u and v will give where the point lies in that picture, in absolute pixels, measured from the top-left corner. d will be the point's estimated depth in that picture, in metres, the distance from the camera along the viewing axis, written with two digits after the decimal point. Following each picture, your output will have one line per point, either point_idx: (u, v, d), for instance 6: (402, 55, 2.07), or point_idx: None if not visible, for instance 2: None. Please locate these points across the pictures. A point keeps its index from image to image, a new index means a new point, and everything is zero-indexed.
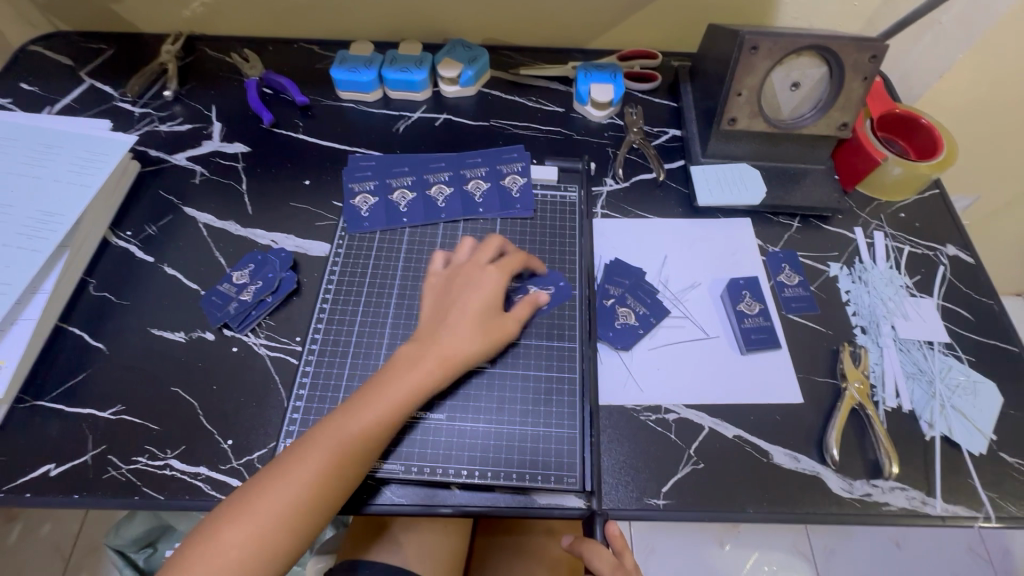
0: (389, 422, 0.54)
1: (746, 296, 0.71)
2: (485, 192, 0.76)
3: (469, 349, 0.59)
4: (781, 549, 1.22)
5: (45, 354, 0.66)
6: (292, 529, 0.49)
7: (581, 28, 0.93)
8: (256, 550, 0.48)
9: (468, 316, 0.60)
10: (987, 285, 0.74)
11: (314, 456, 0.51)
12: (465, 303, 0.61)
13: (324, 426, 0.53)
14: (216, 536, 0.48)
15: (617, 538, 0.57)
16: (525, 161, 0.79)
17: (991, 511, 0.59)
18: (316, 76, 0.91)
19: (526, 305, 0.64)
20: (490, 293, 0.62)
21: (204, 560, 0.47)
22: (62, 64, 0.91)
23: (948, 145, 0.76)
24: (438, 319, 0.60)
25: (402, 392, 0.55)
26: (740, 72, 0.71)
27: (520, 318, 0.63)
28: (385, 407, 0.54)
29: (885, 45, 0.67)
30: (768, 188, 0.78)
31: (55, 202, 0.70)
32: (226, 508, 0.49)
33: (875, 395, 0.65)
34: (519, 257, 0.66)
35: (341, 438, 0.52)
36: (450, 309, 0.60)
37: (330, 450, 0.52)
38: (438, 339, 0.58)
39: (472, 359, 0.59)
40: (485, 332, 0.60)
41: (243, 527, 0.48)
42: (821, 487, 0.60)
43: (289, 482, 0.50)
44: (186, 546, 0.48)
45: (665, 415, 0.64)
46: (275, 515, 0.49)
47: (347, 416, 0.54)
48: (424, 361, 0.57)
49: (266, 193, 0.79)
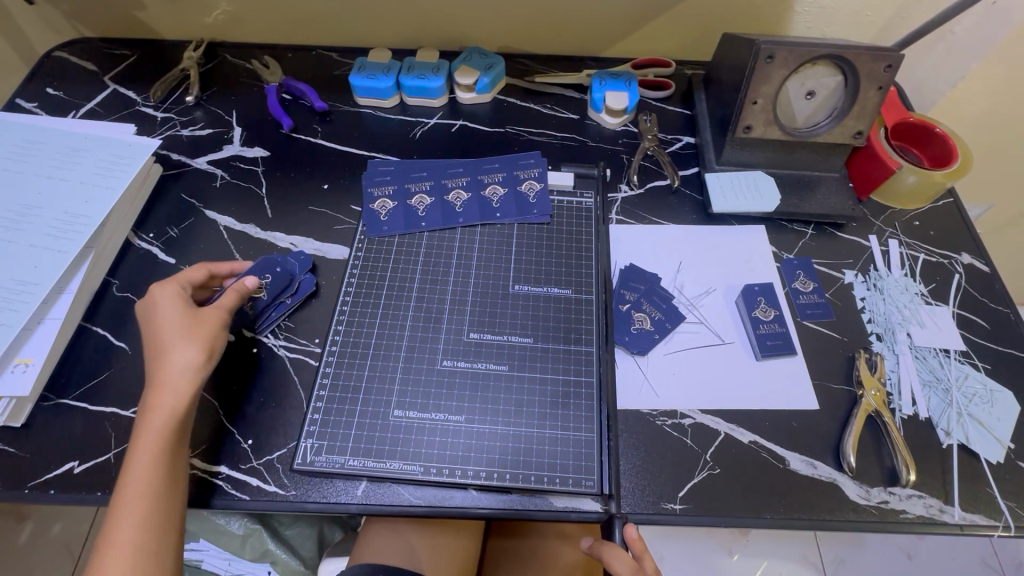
0: (165, 457, 0.53)
1: (761, 303, 0.71)
2: (502, 198, 0.77)
3: (188, 360, 0.57)
4: (792, 559, 1.22)
5: (69, 353, 0.67)
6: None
7: (596, 37, 0.94)
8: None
9: (162, 337, 0.59)
10: (1003, 293, 0.74)
11: (131, 480, 0.52)
12: (161, 327, 0.59)
13: (122, 483, 0.52)
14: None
15: (636, 542, 0.56)
16: (541, 167, 0.80)
17: (1010, 520, 0.59)
18: (335, 82, 0.92)
19: (232, 292, 0.64)
20: (178, 306, 0.61)
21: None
22: (86, 69, 0.93)
23: (963, 154, 0.76)
24: (158, 348, 0.58)
25: (154, 427, 0.54)
26: (756, 80, 0.72)
27: (225, 305, 0.63)
28: (155, 443, 0.54)
29: (900, 55, 0.68)
30: (782, 195, 0.79)
31: (81, 204, 0.71)
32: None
33: (891, 402, 0.65)
34: (207, 271, 0.66)
35: (144, 488, 0.51)
36: (170, 336, 0.59)
37: (143, 500, 0.51)
38: (158, 365, 0.57)
39: (199, 372, 0.58)
40: (197, 339, 0.59)
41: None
42: (838, 493, 0.60)
43: (115, 549, 0.49)
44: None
45: (681, 420, 0.64)
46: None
47: (131, 476, 0.52)
48: (157, 393, 0.56)
49: (286, 197, 0.80)
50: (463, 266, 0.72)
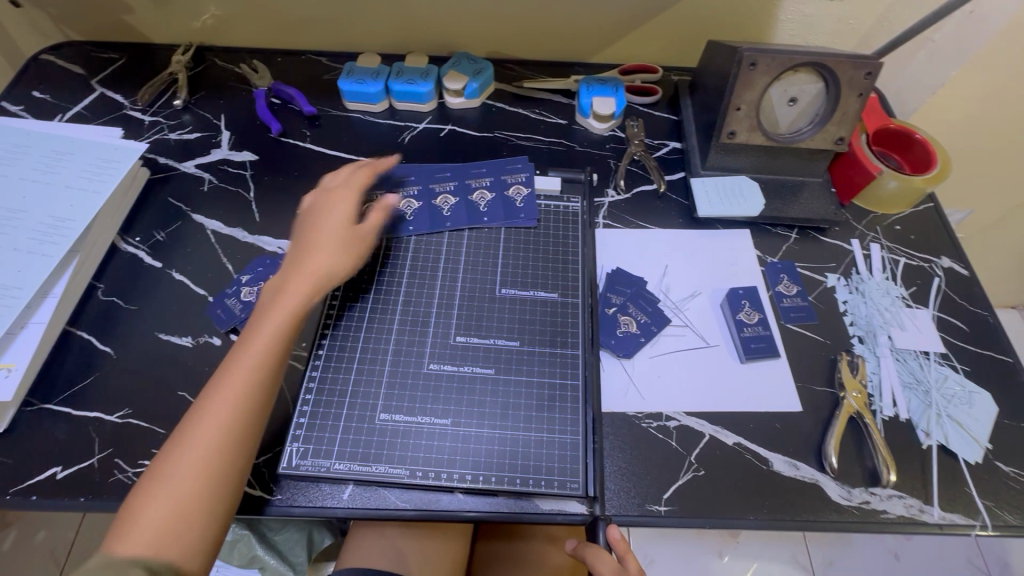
0: (279, 347, 0.55)
1: (745, 306, 0.72)
2: (490, 202, 0.78)
3: (334, 266, 0.61)
4: (781, 561, 1.22)
5: (53, 357, 0.67)
6: (218, 460, 0.49)
7: (583, 43, 0.95)
8: (187, 499, 0.47)
9: (331, 241, 0.63)
10: (982, 296, 0.75)
11: (240, 366, 0.53)
12: (320, 230, 0.63)
13: (235, 355, 0.54)
14: (164, 471, 0.48)
15: (620, 543, 0.56)
16: (528, 172, 0.80)
17: (988, 519, 0.60)
18: (324, 87, 0.93)
19: (380, 209, 0.67)
20: (345, 213, 0.65)
21: (135, 534, 0.46)
22: (73, 73, 0.93)
23: (942, 160, 0.78)
24: (303, 252, 0.62)
25: (282, 317, 0.56)
26: (739, 87, 0.73)
27: (378, 221, 0.66)
28: (274, 331, 0.55)
29: (879, 63, 0.69)
30: (766, 200, 0.80)
31: (66, 207, 0.71)
32: (170, 443, 0.50)
33: (872, 404, 0.66)
34: (370, 173, 0.70)
35: (250, 370, 0.53)
36: (314, 245, 0.62)
37: (247, 385, 0.52)
38: (304, 261, 0.60)
39: (340, 275, 0.61)
40: (350, 249, 0.63)
41: (186, 458, 0.49)
42: (820, 494, 0.61)
43: (209, 415, 0.50)
44: (130, 501, 0.48)
45: (666, 422, 0.65)
46: (201, 455, 0.49)
47: (240, 356, 0.54)
48: (289, 291, 0.58)
49: (274, 201, 0.80)
50: (451, 270, 0.72)
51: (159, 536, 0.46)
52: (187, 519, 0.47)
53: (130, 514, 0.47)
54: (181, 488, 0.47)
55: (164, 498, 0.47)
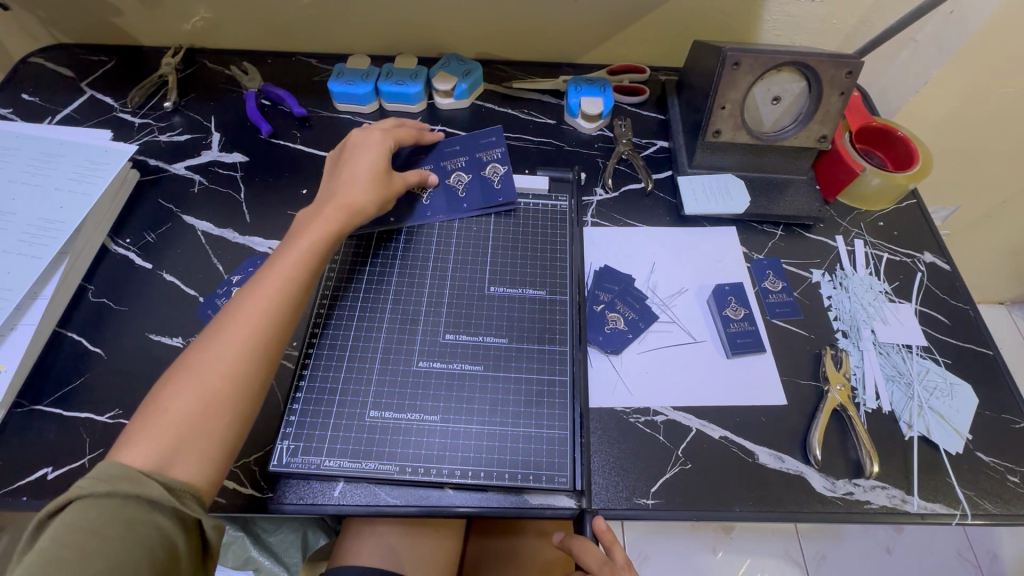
0: (306, 264, 0.60)
1: (731, 302, 0.73)
2: (467, 186, 0.78)
3: (365, 199, 0.67)
4: (774, 556, 1.23)
5: (44, 359, 0.67)
6: (242, 362, 0.52)
7: (572, 44, 0.96)
8: (211, 394, 0.50)
9: (366, 175, 0.68)
10: (963, 291, 0.76)
11: (272, 280, 0.57)
12: (357, 166, 0.69)
13: (265, 271, 0.58)
14: (190, 369, 0.51)
15: (605, 533, 0.57)
16: (501, 145, 0.81)
17: (968, 508, 0.61)
18: (314, 88, 0.93)
19: (416, 174, 0.75)
20: (381, 155, 0.71)
21: (159, 422, 0.48)
22: (62, 76, 0.93)
23: (923, 157, 0.79)
24: (341, 182, 0.68)
25: (313, 237, 0.61)
26: (724, 86, 0.74)
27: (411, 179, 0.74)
28: (305, 248, 0.61)
29: (861, 62, 0.70)
30: (751, 197, 0.81)
31: (55, 209, 0.71)
32: (198, 344, 0.53)
33: (856, 397, 0.67)
34: (412, 132, 0.78)
35: (283, 280, 0.57)
36: (350, 183, 0.68)
37: (278, 294, 0.56)
38: (337, 193, 0.66)
39: (368, 208, 0.67)
40: (384, 190, 0.69)
41: (214, 355, 0.52)
42: (805, 486, 0.62)
43: (237, 320, 0.54)
44: (156, 395, 0.50)
45: (653, 417, 0.65)
46: (227, 355, 0.52)
47: (268, 271, 0.58)
48: (327, 216, 0.64)
49: (264, 202, 0.80)
50: (440, 268, 0.73)
51: (182, 428, 0.48)
52: (210, 414, 0.49)
53: (155, 405, 0.49)
54: (209, 380, 0.50)
55: (188, 390, 0.50)
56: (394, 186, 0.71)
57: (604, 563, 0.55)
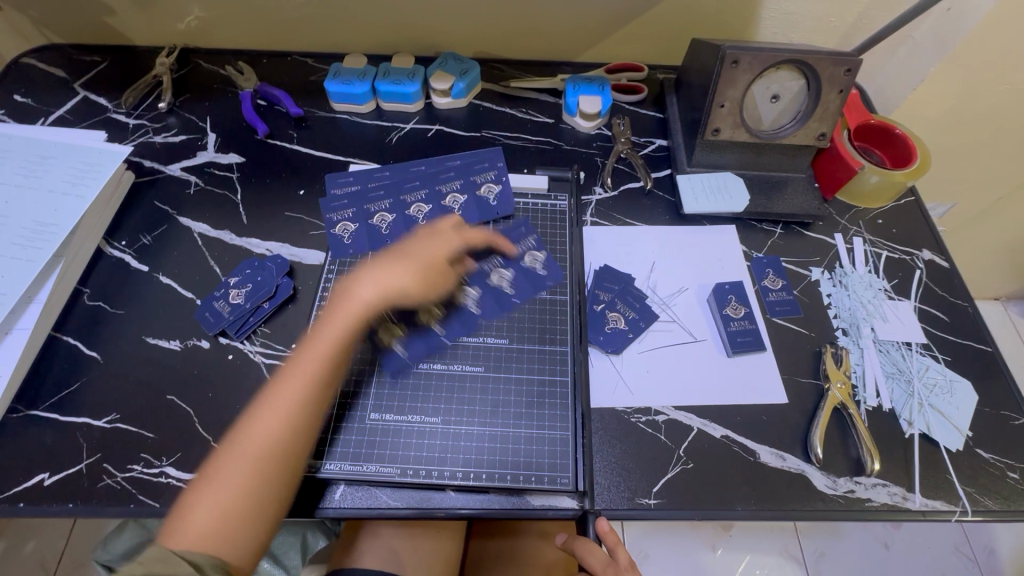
0: (339, 351, 0.58)
1: (732, 300, 0.73)
2: (462, 205, 0.77)
3: (410, 285, 0.62)
4: (773, 553, 1.24)
5: (39, 363, 0.66)
6: (268, 464, 0.52)
7: (569, 42, 0.95)
8: (235, 494, 0.50)
9: (414, 259, 0.64)
10: (961, 288, 0.76)
11: (302, 374, 0.56)
12: (417, 247, 0.65)
13: (297, 357, 0.57)
14: (222, 464, 0.51)
15: (609, 534, 0.58)
16: (497, 168, 0.80)
17: (969, 505, 0.61)
18: (311, 88, 0.92)
19: (466, 274, 0.67)
20: (437, 251, 0.65)
21: (190, 521, 0.49)
22: (55, 76, 0.92)
23: (921, 154, 0.79)
24: (389, 255, 0.64)
25: (345, 321, 0.59)
26: (723, 84, 0.74)
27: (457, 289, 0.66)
28: (336, 333, 0.58)
29: (859, 59, 0.70)
30: (750, 196, 0.81)
31: (50, 212, 0.70)
32: (234, 433, 0.54)
33: (856, 395, 0.68)
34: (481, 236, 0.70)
35: (310, 375, 0.56)
36: (402, 263, 0.63)
37: (307, 392, 0.55)
38: (375, 268, 0.63)
39: (400, 295, 0.62)
40: (436, 276, 0.64)
41: (245, 452, 0.52)
42: (806, 484, 0.62)
43: (266, 414, 0.54)
44: (191, 488, 0.51)
45: (655, 417, 0.65)
46: (254, 454, 0.52)
47: (297, 360, 0.57)
48: (363, 295, 0.60)
49: (261, 203, 0.80)
50: None
51: (208, 526, 0.49)
52: (235, 515, 0.50)
53: (190, 498, 0.50)
54: (238, 483, 0.51)
55: (218, 486, 0.51)
56: (444, 280, 0.65)
57: (608, 565, 0.56)
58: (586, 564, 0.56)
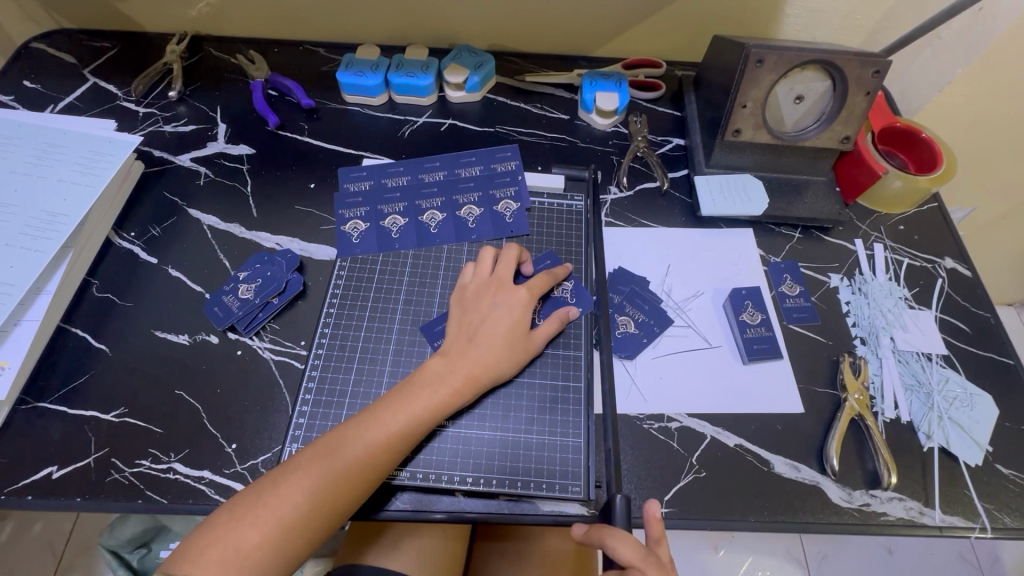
0: (416, 429, 0.56)
1: (748, 306, 0.71)
2: (478, 216, 0.75)
3: (497, 374, 0.61)
4: (774, 555, 1.22)
5: (47, 355, 0.66)
6: (317, 521, 0.51)
7: (586, 37, 0.93)
8: (275, 542, 0.49)
9: (505, 347, 0.62)
10: (984, 298, 0.75)
11: (375, 433, 0.54)
12: (508, 332, 0.62)
13: (375, 418, 0.55)
14: (266, 501, 0.50)
15: (655, 522, 0.54)
16: (517, 183, 0.78)
17: (987, 522, 0.60)
18: (322, 79, 0.91)
19: (556, 320, 0.65)
20: (520, 334, 0.63)
21: (223, 550, 0.48)
22: (65, 62, 0.91)
23: (947, 160, 0.77)
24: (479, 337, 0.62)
25: (429, 400, 0.57)
26: (746, 83, 0.72)
27: (545, 337, 0.64)
28: (418, 413, 0.56)
29: (888, 61, 0.68)
30: (770, 199, 0.79)
31: (59, 202, 0.70)
32: (285, 471, 0.52)
33: (874, 406, 0.66)
34: (547, 279, 0.67)
35: (384, 440, 0.54)
36: (492, 352, 0.61)
37: (379, 453, 0.54)
38: (468, 351, 0.61)
39: (483, 387, 0.60)
40: (517, 357, 0.62)
41: (293, 498, 0.50)
42: (821, 496, 0.61)
43: (329, 468, 0.52)
44: (227, 515, 0.50)
45: (667, 423, 0.64)
46: (305, 508, 0.50)
47: (373, 422, 0.55)
48: (452, 380, 0.59)
49: (271, 196, 0.79)
50: (451, 270, 0.71)
51: (242, 563, 0.48)
52: (269, 558, 0.49)
53: (226, 525, 0.49)
54: (282, 520, 0.50)
55: (261, 525, 0.49)
56: (526, 356, 0.63)
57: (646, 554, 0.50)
58: (618, 553, 0.50)
